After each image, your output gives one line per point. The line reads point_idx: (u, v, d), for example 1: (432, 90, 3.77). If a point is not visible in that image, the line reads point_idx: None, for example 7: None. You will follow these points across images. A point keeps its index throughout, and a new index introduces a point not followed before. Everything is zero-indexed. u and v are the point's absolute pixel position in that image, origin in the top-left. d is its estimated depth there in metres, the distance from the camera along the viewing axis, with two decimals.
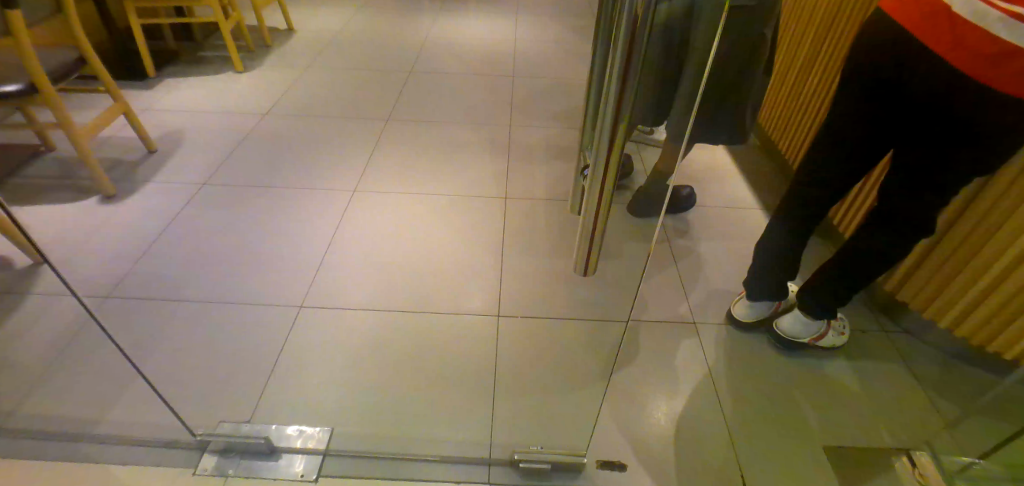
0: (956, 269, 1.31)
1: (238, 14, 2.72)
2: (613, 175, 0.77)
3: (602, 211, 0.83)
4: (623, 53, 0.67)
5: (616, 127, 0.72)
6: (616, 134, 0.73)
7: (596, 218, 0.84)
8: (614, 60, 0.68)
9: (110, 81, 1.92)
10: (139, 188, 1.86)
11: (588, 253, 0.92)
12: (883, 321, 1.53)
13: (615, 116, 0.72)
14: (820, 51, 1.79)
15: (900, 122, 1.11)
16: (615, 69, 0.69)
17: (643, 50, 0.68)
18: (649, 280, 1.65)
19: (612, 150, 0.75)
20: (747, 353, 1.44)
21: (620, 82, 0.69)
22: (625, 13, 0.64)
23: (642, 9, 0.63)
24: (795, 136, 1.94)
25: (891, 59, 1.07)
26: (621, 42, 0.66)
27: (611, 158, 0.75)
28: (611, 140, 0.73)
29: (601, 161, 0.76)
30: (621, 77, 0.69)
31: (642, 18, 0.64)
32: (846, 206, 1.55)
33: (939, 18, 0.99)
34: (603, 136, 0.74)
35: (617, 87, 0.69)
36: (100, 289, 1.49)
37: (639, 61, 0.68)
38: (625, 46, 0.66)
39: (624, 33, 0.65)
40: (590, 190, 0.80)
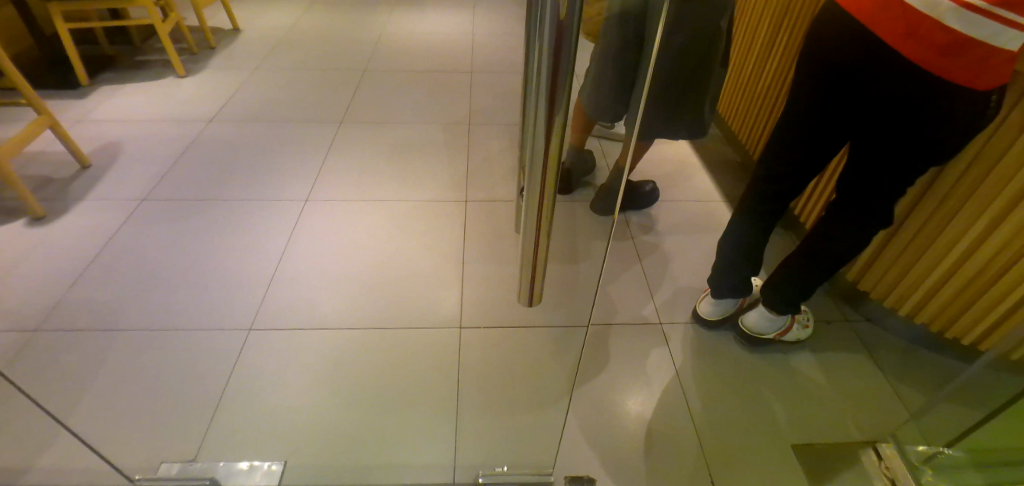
0: (915, 257, 1.31)
1: (177, 14, 2.57)
2: (552, 194, 0.73)
3: (543, 234, 0.79)
4: (550, 63, 0.61)
5: (550, 140, 0.67)
6: (551, 146, 0.68)
7: (538, 241, 0.80)
8: (538, 65, 0.62)
9: (32, 93, 1.75)
10: (72, 206, 1.73)
11: (533, 274, 0.86)
12: (846, 310, 1.53)
13: (548, 128, 0.66)
14: (776, 39, 1.76)
15: (855, 116, 1.09)
16: (542, 79, 0.63)
17: (573, 59, 0.62)
18: (614, 280, 1.62)
19: (548, 164, 0.69)
20: (713, 351, 1.42)
21: (549, 91, 0.63)
22: (547, 16, 0.58)
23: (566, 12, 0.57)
24: (755, 126, 1.93)
25: (845, 52, 1.04)
26: (545, 46, 0.60)
27: (547, 175, 0.70)
28: (545, 152, 0.68)
29: (538, 176, 0.71)
30: (550, 88, 0.63)
31: (568, 21, 0.58)
32: (807, 197, 1.54)
33: (891, 9, 0.96)
34: (538, 151, 0.69)
35: (546, 99, 0.64)
36: (30, 321, 1.38)
37: (569, 72, 0.63)
38: (552, 52, 0.60)
39: (548, 39, 0.59)
40: (529, 212, 0.76)
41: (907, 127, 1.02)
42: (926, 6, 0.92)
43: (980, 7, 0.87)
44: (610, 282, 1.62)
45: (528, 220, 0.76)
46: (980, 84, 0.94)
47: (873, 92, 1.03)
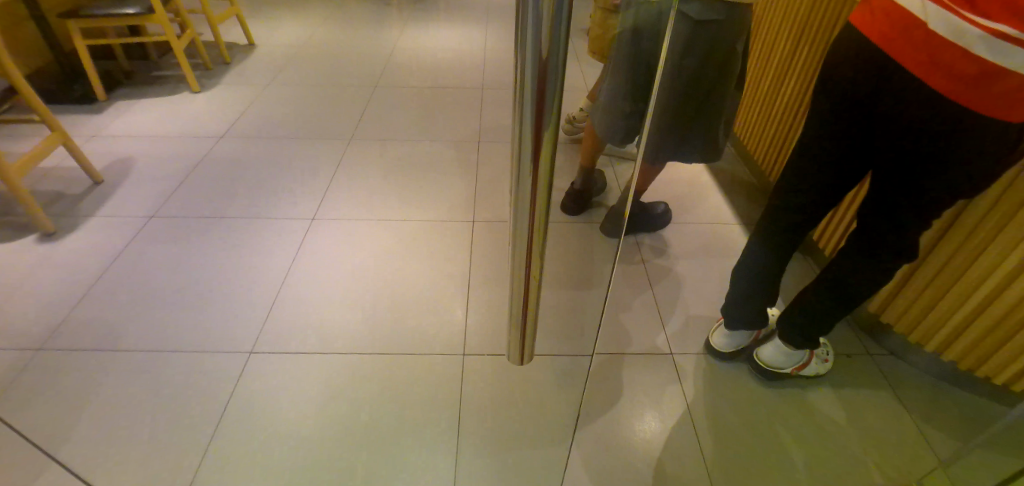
0: (943, 290, 1.24)
1: (192, 30, 2.60)
2: (540, 238, 0.67)
3: (533, 280, 0.74)
4: (533, 102, 0.54)
5: (537, 181, 0.60)
6: (538, 188, 0.61)
7: (526, 288, 0.75)
8: (519, 103, 0.55)
9: (46, 110, 1.77)
10: (81, 223, 1.74)
11: (523, 311, 0.79)
12: (867, 343, 1.46)
13: (534, 169, 0.59)
14: (793, 58, 1.71)
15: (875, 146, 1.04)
16: (525, 125, 0.56)
17: (558, 104, 0.55)
18: (624, 306, 1.57)
19: (536, 205, 0.63)
20: (727, 385, 1.36)
21: (533, 131, 0.56)
22: (526, 57, 0.51)
23: (548, 53, 0.50)
24: (772, 147, 1.87)
25: (865, 79, 1.00)
26: (526, 83, 0.52)
27: (534, 225, 0.65)
28: (532, 195, 0.62)
29: (524, 217, 0.65)
30: (534, 130, 0.56)
31: (550, 64, 0.51)
32: (826, 225, 1.48)
33: (913, 37, 0.92)
34: (523, 199, 0.63)
35: (530, 140, 0.57)
36: (33, 341, 1.38)
37: (556, 117, 0.56)
38: (533, 102, 0.54)
39: (530, 82, 0.52)
40: (515, 256, 0.71)
41: (931, 159, 0.96)
42: (953, 33, 0.87)
43: (1010, 34, 0.82)
44: (619, 308, 1.57)
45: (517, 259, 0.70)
46: (1014, 117, 0.89)
47: (893, 121, 0.98)
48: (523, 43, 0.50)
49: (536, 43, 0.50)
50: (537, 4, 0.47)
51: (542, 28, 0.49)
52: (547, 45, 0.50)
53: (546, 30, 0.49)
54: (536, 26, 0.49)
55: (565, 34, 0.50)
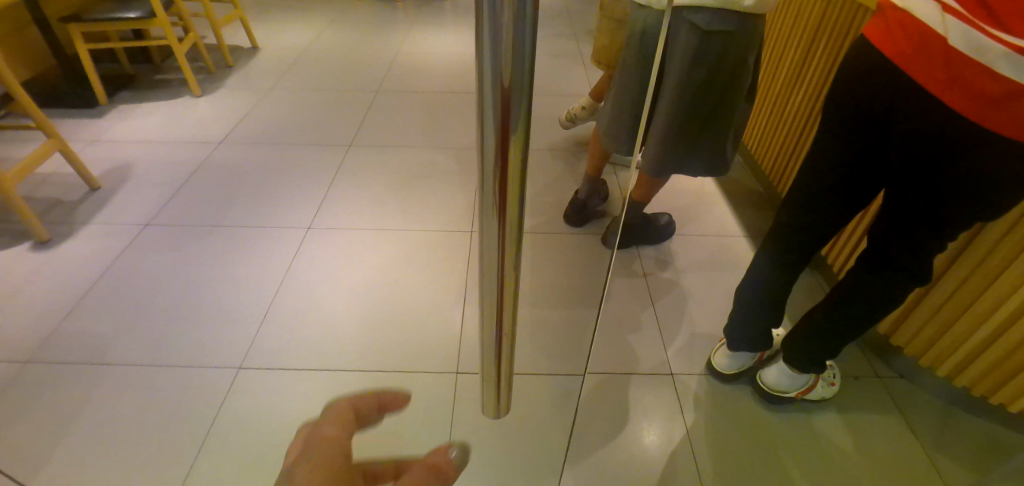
0: (956, 314, 1.19)
1: (195, 34, 2.59)
2: (512, 277, 0.62)
3: (507, 320, 0.69)
4: (494, 145, 0.48)
5: (505, 228, 0.55)
6: (508, 233, 0.56)
7: (498, 333, 0.69)
8: (481, 145, 0.49)
9: (42, 117, 1.76)
10: (77, 231, 1.72)
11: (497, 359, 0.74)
12: (876, 365, 1.40)
13: (501, 215, 0.54)
14: (803, 68, 1.66)
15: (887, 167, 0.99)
16: (488, 167, 0.50)
17: (523, 136, 0.49)
18: (624, 322, 1.53)
19: (506, 250, 0.58)
20: (728, 408, 1.32)
21: (498, 176, 0.50)
22: (486, 87, 0.45)
23: (511, 82, 0.44)
24: (781, 158, 1.82)
25: (881, 98, 0.96)
26: (487, 125, 0.47)
27: (505, 266, 0.59)
28: (501, 242, 0.56)
29: (492, 263, 0.60)
30: (499, 174, 0.51)
31: (513, 91, 0.45)
32: (838, 243, 1.43)
33: (933, 53, 0.86)
34: (490, 241, 0.57)
35: (494, 185, 0.51)
36: (23, 353, 1.36)
37: (521, 152, 0.50)
38: (496, 145, 0.48)
39: (493, 112, 0.46)
40: (486, 296, 0.65)
41: (946, 181, 0.90)
42: (973, 50, 0.81)
43: None
44: (620, 324, 1.52)
45: (486, 299, 0.65)
46: None
47: (907, 143, 0.93)
48: (481, 69, 0.44)
49: (496, 71, 0.43)
50: (494, 27, 0.41)
51: (502, 56, 0.43)
52: (509, 82, 0.44)
53: (508, 56, 0.43)
54: (494, 53, 0.42)
55: (528, 61, 0.45)
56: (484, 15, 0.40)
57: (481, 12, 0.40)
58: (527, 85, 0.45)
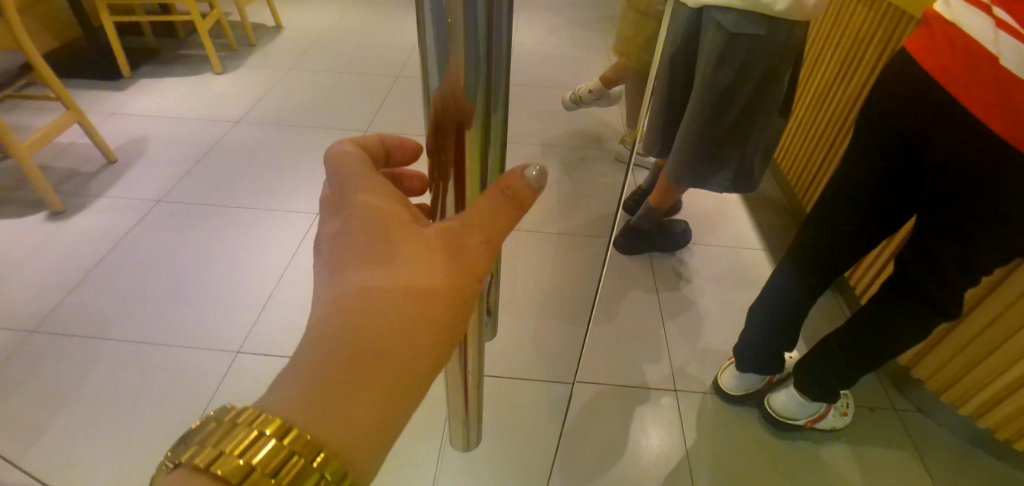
0: (983, 353, 1.11)
1: (219, 11, 2.58)
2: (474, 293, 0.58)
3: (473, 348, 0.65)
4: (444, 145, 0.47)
5: None
6: None
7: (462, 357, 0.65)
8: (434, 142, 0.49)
9: (61, 87, 1.77)
10: (90, 203, 1.73)
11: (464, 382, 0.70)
12: (893, 396, 1.34)
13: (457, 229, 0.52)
14: (837, 78, 1.58)
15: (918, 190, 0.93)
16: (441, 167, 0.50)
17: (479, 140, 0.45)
18: (629, 333, 1.49)
19: None
20: (731, 431, 1.27)
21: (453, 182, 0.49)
22: (436, 85, 0.43)
23: (460, 80, 0.41)
24: (808, 171, 1.73)
25: (918, 118, 0.89)
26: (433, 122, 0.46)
27: None
28: None
29: None
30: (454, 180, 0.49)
31: (466, 95, 0.42)
32: (864, 266, 1.36)
33: (983, 76, 0.79)
34: None
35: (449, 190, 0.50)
36: (29, 322, 1.38)
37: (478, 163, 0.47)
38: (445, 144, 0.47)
39: (445, 110, 0.44)
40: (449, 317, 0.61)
41: (983, 214, 0.82)
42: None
43: None
44: (625, 335, 1.48)
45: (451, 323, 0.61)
46: None
47: (944, 170, 0.86)
48: (429, 67, 0.42)
49: (446, 68, 0.41)
50: (437, 23, 0.38)
51: (452, 56, 0.40)
52: (456, 84, 0.41)
53: (458, 57, 0.40)
54: (440, 52, 0.40)
55: (485, 68, 0.41)
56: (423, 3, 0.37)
57: (423, 6, 0.38)
58: (480, 93, 0.42)
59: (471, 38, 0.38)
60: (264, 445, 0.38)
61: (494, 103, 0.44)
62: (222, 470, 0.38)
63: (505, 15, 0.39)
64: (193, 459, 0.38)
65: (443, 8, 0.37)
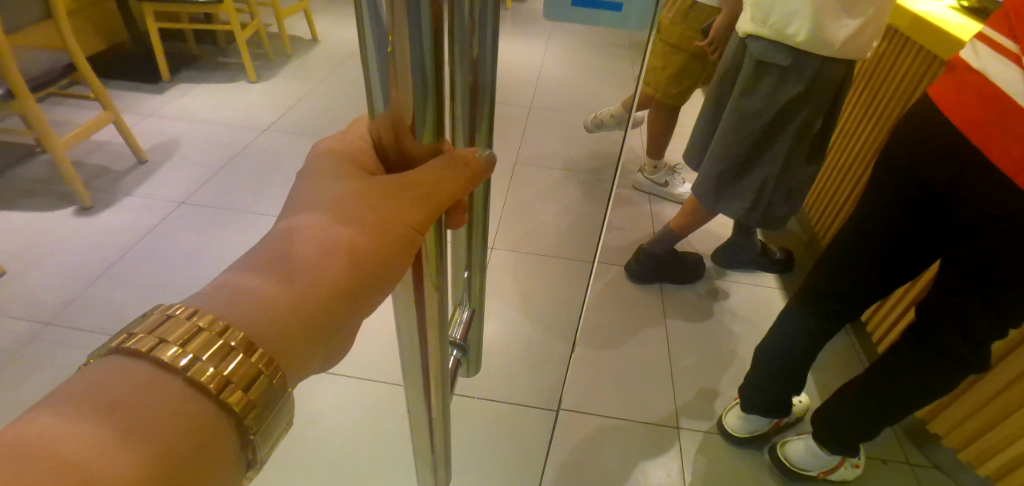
0: (1004, 412, 1.06)
1: (258, 22, 2.68)
2: (437, 343, 0.56)
3: (436, 395, 0.63)
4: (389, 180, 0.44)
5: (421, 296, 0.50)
6: (424, 294, 0.51)
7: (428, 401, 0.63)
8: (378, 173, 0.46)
9: (100, 88, 1.84)
10: (117, 200, 1.79)
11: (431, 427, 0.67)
12: (908, 448, 1.28)
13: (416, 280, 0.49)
14: (865, 116, 1.55)
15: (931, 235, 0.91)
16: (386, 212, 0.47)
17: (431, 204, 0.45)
18: (636, 364, 1.46)
19: (426, 321, 0.53)
20: (734, 472, 1.24)
21: None
22: (377, 101, 0.40)
23: (404, 102, 0.38)
24: (832, 210, 1.69)
25: (938, 166, 0.86)
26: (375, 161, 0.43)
27: (425, 331, 0.53)
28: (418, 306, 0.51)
29: (415, 332, 0.54)
30: None
31: (412, 120, 0.39)
32: (883, 309, 1.34)
33: (1010, 128, 0.76)
34: (408, 307, 0.51)
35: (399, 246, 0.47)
36: (46, 313, 1.42)
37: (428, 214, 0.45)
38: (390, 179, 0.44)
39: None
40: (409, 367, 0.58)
41: (1010, 267, 0.78)
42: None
43: None
44: (630, 366, 1.46)
45: (411, 370, 0.58)
46: None
47: (970, 222, 0.82)
48: (371, 86, 0.39)
49: (391, 105, 0.39)
50: (379, 38, 0.36)
51: (394, 93, 0.38)
52: (399, 103, 0.38)
53: (406, 94, 0.38)
54: (382, 72, 0.37)
55: (431, 87, 0.38)
56: (363, 12, 0.35)
57: (363, 21, 0.36)
58: (428, 137, 0.41)
59: (420, 75, 0.37)
60: (211, 344, 0.32)
61: (477, 129, 0.48)
62: (170, 358, 0.31)
63: (486, 52, 0.44)
64: (135, 343, 0.31)
65: (385, 37, 0.36)
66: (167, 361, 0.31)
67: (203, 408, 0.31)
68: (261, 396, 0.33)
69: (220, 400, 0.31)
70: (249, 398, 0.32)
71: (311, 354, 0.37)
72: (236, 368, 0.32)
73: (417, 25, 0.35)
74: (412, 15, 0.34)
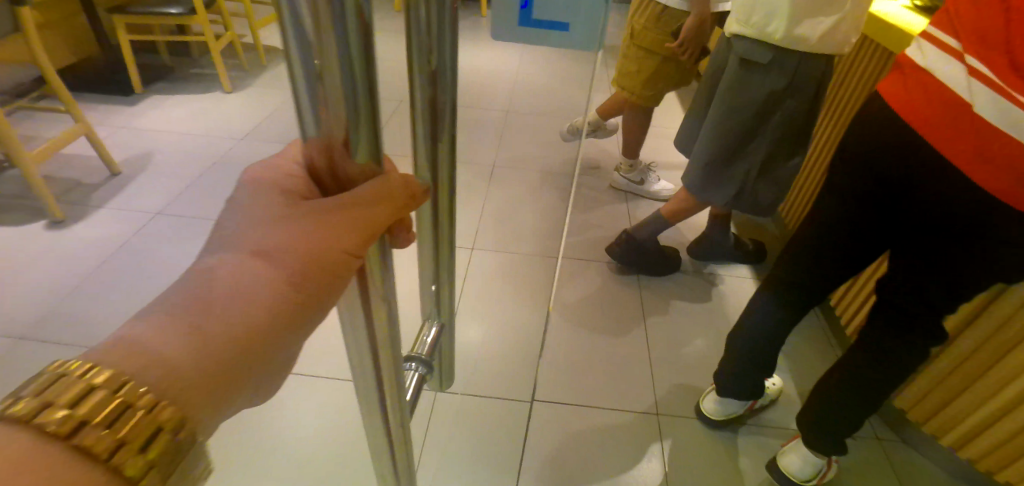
0: (963, 385, 1.13)
1: (233, 33, 2.68)
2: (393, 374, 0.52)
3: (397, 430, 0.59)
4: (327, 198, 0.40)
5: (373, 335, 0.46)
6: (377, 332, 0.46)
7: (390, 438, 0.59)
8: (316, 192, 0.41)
9: (71, 101, 1.82)
10: (90, 214, 1.77)
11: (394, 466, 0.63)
12: (879, 427, 1.35)
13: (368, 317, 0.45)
14: (830, 112, 1.61)
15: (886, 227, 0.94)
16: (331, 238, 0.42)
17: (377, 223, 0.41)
18: (616, 357, 1.50)
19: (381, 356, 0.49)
20: (712, 457, 1.27)
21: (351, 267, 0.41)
22: (306, 123, 0.36)
23: (337, 126, 0.35)
24: (801, 201, 1.76)
25: (886, 158, 0.90)
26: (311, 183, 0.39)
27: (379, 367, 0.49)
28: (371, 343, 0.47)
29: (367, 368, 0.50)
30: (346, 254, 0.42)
31: (348, 141, 0.36)
32: (849, 292, 1.42)
33: (956, 119, 0.79)
34: (360, 345, 0.47)
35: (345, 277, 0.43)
36: (17, 329, 1.40)
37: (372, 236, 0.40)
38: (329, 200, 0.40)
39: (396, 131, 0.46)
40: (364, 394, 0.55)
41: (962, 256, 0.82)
42: (1003, 120, 0.74)
43: None
44: (611, 359, 1.49)
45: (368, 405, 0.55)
46: None
47: (923, 211, 0.85)
48: (298, 106, 0.35)
49: (322, 126, 0.35)
50: (306, 60, 0.32)
51: (325, 113, 0.34)
52: (332, 127, 0.35)
53: (338, 114, 0.34)
54: (310, 95, 0.33)
55: (366, 110, 0.35)
56: (285, 29, 0.31)
57: (285, 37, 0.31)
58: (363, 154, 0.37)
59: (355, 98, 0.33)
60: (102, 406, 0.28)
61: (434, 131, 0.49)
62: (55, 425, 0.28)
63: (445, 58, 0.45)
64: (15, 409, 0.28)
65: (311, 55, 0.31)
66: (51, 429, 0.28)
67: (96, 476, 0.28)
68: (165, 456, 0.30)
69: (114, 466, 0.29)
70: (149, 459, 0.30)
71: (228, 408, 0.34)
72: (134, 431, 0.29)
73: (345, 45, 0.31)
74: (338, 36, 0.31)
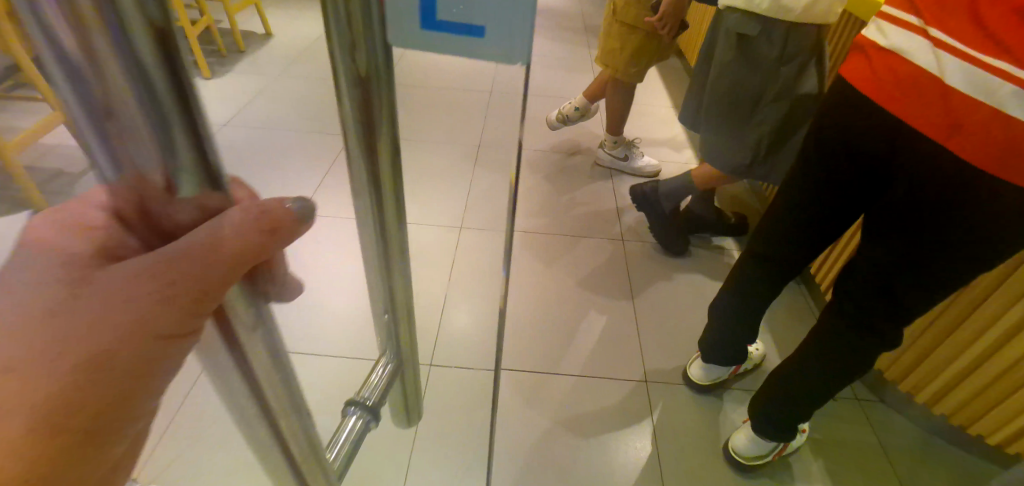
0: (934, 344, 1.20)
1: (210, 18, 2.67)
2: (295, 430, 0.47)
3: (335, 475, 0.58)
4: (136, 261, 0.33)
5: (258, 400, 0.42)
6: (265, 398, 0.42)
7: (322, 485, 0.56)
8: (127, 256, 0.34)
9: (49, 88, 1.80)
10: None
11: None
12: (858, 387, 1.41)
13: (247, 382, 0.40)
14: None
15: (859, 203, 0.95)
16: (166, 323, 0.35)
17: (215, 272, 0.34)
18: (606, 330, 1.53)
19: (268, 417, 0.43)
20: (699, 421, 1.32)
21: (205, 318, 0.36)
22: (97, 152, 0.30)
23: (141, 152, 0.29)
24: None
25: (860, 135, 0.90)
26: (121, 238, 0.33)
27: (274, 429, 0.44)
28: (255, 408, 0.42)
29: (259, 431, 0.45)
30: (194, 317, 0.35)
31: (169, 172, 0.30)
32: (827, 258, 1.49)
33: (930, 95, 0.79)
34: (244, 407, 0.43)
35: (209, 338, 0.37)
36: None
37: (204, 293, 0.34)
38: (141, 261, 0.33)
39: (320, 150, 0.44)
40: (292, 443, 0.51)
41: (935, 231, 0.79)
42: (978, 91, 0.73)
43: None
44: (600, 332, 1.53)
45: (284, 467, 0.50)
46: None
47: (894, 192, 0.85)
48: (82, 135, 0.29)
49: (125, 165, 0.29)
50: (83, 82, 0.26)
51: (121, 143, 0.28)
52: (139, 155, 0.29)
53: (144, 147, 0.29)
54: (91, 118, 0.27)
55: (179, 130, 0.29)
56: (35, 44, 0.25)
57: (41, 55, 0.25)
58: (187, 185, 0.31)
59: (159, 142, 0.28)
60: None
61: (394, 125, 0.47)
62: None
63: (380, 65, 0.38)
64: None
65: (85, 78, 0.26)
66: None
67: None
68: None
69: None
70: None
71: None
72: None
73: (129, 56, 0.26)
74: (126, 55, 0.26)
